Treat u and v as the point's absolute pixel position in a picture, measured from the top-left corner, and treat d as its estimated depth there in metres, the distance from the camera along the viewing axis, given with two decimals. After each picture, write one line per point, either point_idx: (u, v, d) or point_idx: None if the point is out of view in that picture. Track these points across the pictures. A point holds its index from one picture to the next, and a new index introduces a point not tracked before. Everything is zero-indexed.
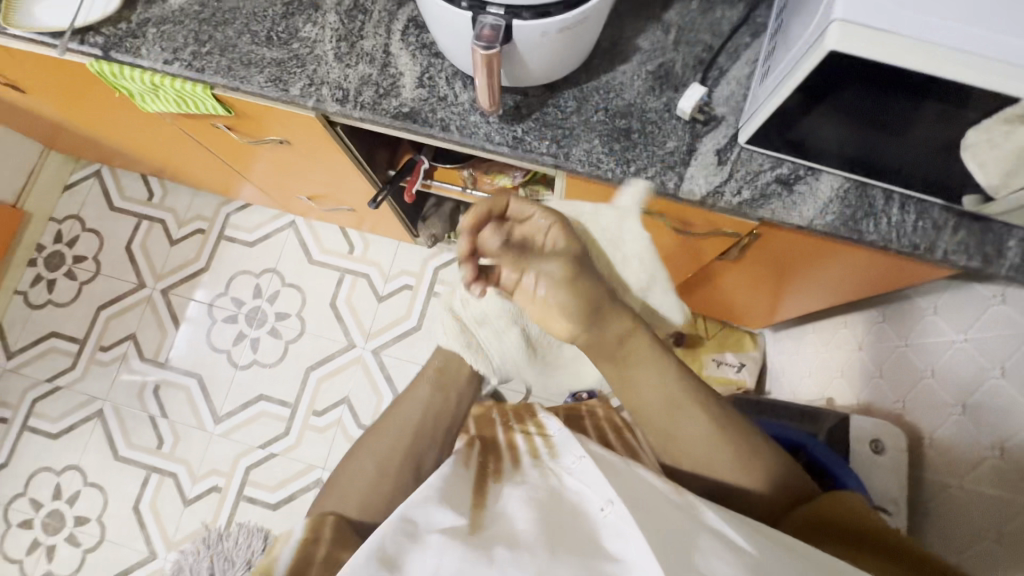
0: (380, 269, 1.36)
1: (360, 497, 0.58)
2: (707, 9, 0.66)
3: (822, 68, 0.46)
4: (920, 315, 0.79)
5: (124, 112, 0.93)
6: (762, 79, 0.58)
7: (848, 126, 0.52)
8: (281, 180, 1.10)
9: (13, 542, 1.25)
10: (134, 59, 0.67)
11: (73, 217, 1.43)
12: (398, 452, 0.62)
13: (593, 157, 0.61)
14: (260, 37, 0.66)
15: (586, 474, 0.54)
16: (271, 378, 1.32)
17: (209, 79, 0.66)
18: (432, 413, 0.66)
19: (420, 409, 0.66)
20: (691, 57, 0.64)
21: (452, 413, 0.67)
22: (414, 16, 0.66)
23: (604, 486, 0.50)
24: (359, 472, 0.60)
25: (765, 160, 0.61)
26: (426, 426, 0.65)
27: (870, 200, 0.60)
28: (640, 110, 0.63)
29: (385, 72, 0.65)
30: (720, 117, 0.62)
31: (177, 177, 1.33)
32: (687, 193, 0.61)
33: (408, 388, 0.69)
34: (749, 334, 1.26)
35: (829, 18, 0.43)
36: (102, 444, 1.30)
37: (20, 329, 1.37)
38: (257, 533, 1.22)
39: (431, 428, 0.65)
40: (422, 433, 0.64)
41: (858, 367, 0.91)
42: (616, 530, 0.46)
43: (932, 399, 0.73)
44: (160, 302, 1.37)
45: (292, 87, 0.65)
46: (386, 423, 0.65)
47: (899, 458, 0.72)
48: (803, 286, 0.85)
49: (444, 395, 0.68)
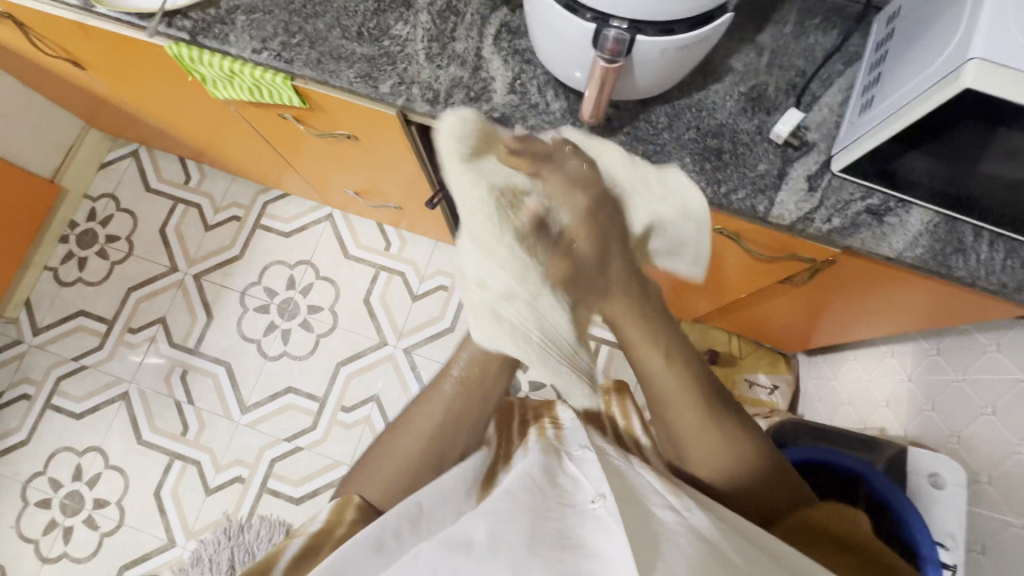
0: (416, 268, 1.36)
1: (382, 486, 0.61)
2: (800, 34, 0.66)
3: (947, 104, 0.47)
4: (981, 351, 0.78)
5: (181, 95, 0.92)
6: (861, 109, 0.59)
7: (951, 160, 0.53)
8: (328, 173, 1.08)
9: (29, 521, 1.23)
10: (221, 45, 0.67)
11: (108, 195, 1.42)
12: (421, 451, 0.62)
13: (685, 175, 0.62)
14: (351, 32, 0.67)
15: (587, 466, 0.58)
16: (301, 371, 1.31)
17: (297, 71, 0.66)
18: (449, 410, 0.63)
19: (443, 409, 0.63)
20: (784, 81, 0.64)
21: (469, 410, 0.64)
22: (508, 20, 0.66)
23: (601, 482, 0.53)
24: (385, 464, 0.62)
25: (855, 189, 0.62)
26: (443, 431, 0.62)
27: (960, 236, 0.60)
28: (732, 131, 0.63)
29: (476, 76, 0.65)
30: (811, 143, 0.62)
31: (217, 163, 1.32)
32: (776, 218, 0.61)
33: (435, 380, 0.65)
34: (784, 357, 1.26)
35: (963, 56, 0.44)
36: (126, 427, 1.28)
37: (49, 306, 1.36)
38: (279, 527, 1.20)
39: (452, 427, 0.63)
40: (441, 434, 0.62)
41: (906, 398, 0.91)
42: (603, 524, 0.47)
43: (992, 436, 0.73)
44: (192, 287, 1.36)
45: (382, 85, 0.65)
46: (409, 418, 0.64)
47: (959, 494, 0.72)
48: (852, 314, 0.85)
49: (470, 393, 0.64)
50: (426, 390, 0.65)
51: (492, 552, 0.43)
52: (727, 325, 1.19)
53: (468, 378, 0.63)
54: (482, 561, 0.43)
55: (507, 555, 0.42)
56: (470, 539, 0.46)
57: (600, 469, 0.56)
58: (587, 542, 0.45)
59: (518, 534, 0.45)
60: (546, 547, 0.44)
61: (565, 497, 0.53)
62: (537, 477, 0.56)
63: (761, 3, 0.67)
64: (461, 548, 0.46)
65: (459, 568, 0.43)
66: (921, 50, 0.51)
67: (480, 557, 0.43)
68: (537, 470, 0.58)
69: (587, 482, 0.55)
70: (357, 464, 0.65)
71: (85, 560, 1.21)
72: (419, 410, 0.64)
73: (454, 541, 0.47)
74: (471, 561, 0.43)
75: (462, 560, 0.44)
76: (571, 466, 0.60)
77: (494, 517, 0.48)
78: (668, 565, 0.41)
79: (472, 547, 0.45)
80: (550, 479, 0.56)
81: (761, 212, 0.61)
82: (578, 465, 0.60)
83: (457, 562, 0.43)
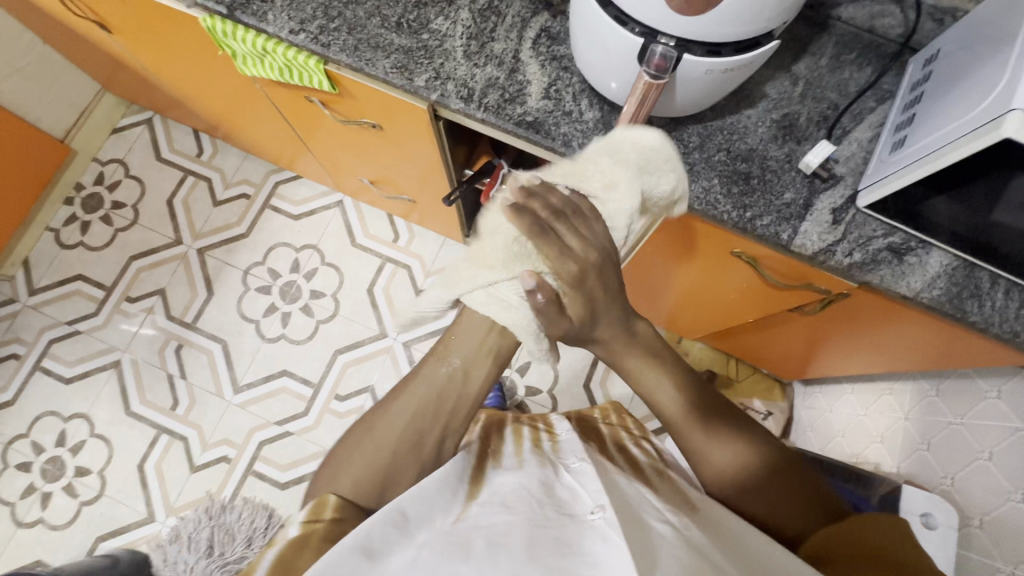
0: (423, 262, 1.35)
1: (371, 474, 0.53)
2: (836, 67, 0.67)
3: (985, 152, 0.47)
4: (979, 397, 0.77)
5: (203, 67, 0.90)
6: (892, 148, 0.59)
7: (974, 208, 0.53)
8: (344, 160, 1.07)
9: (8, 484, 1.21)
10: (258, 23, 0.67)
11: (118, 160, 1.40)
12: (390, 442, 0.55)
13: (711, 197, 0.63)
14: (390, 22, 0.67)
15: (585, 476, 0.55)
16: (296, 355, 1.30)
17: (333, 55, 0.66)
18: (439, 391, 0.57)
19: (427, 390, 0.57)
20: (816, 112, 0.65)
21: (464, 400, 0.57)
22: (548, 26, 0.67)
23: (599, 494, 0.50)
24: (351, 458, 0.54)
25: (877, 226, 0.62)
26: (427, 414, 0.56)
27: (976, 282, 0.60)
28: (761, 157, 0.64)
29: (512, 78, 0.65)
30: (839, 176, 0.63)
31: (232, 139, 1.31)
32: (798, 247, 0.62)
33: (424, 362, 0.60)
34: (780, 384, 1.28)
35: (1006, 105, 0.45)
36: (115, 396, 1.27)
37: (46, 267, 1.34)
38: (261, 511, 1.17)
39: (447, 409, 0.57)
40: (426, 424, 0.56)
41: (902, 435, 0.90)
42: (601, 534, 0.44)
43: (987, 481, 0.72)
44: (195, 261, 1.35)
45: (416, 78, 0.65)
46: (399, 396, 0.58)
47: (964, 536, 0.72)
48: (853, 348, 0.85)
49: (452, 381, 0.57)
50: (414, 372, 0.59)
51: (492, 556, 0.41)
52: (725, 347, 1.19)
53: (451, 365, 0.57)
54: (482, 567, 0.39)
55: (508, 561, 0.40)
56: (469, 545, 0.43)
57: (598, 480, 0.53)
58: (587, 551, 0.42)
59: (516, 543, 0.42)
60: (544, 555, 0.41)
61: (563, 507, 0.50)
62: (533, 489, 0.53)
63: (799, 33, 0.68)
64: (458, 558, 0.42)
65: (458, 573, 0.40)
66: (959, 97, 0.51)
67: (479, 564, 0.40)
68: (534, 484, 0.54)
69: (586, 493, 0.52)
70: (330, 456, 0.57)
71: (61, 528, 1.19)
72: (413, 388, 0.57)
73: (453, 547, 0.44)
74: (470, 567, 0.40)
75: (463, 566, 0.40)
76: (569, 478, 0.56)
77: (492, 529, 0.45)
78: (663, 570, 0.39)
79: (471, 553, 0.42)
80: (546, 489, 0.53)
81: (783, 239, 0.62)
82: (577, 476, 0.56)
83: (456, 566, 0.40)
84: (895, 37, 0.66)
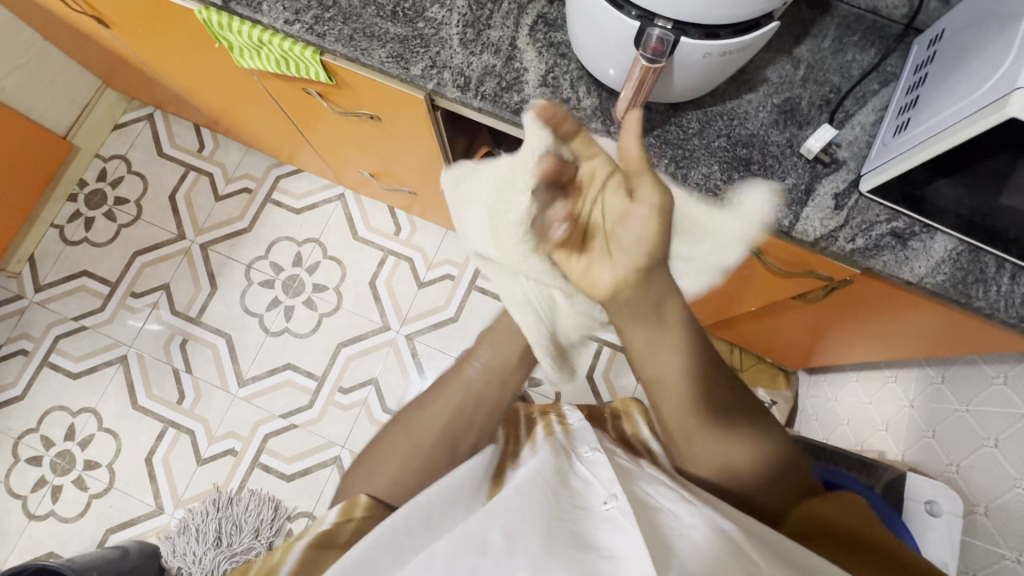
0: (425, 255, 1.35)
1: (396, 468, 0.59)
2: (838, 50, 0.65)
3: (992, 132, 0.46)
4: (986, 383, 0.76)
5: (203, 62, 0.91)
6: (895, 131, 0.58)
7: (980, 193, 0.52)
8: (345, 152, 1.06)
9: (19, 478, 1.23)
10: (252, 14, 0.67)
11: (119, 156, 1.41)
12: (426, 441, 0.61)
13: (712, 182, 0.62)
14: (386, 11, 0.66)
15: (599, 467, 0.54)
16: (300, 349, 1.30)
17: (328, 46, 0.65)
18: (464, 397, 0.65)
19: (458, 396, 0.64)
20: (818, 96, 0.64)
21: (486, 407, 0.65)
22: (545, 13, 0.66)
23: (613, 484, 0.49)
24: (388, 455, 0.60)
25: (881, 211, 0.61)
26: (452, 417, 0.63)
27: (982, 266, 0.60)
28: (762, 142, 0.63)
29: (509, 65, 0.65)
30: (841, 161, 0.62)
31: (232, 134, 1.31)
32: (800, 233, 0.61)
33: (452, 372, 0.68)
34: (785, 373, 1.28)
35: (1010, 85, 0.44)
36: (122, 390, 1.28)
37: (52, 264, 1.35)
38: (268, 503, 1.20)
39: (470, 413, 0.64)
40: (452, 426, 0.62)
41: (907, 423, 0.90)
42: (617, 525, 0.44)
43: (993, 469, 0.71)
44: (198, 256, 1.36)
45: (413, 67, 0.65)
46: (426, 401, 0.65)
47: (972, 522, 0.72)
48: (857, 336, 0.84)
49: (483, 387, 0.66)
50: (440, 382, 0.67)
51: (508, 550, 0.40)
52: (728, 337, 1.18)
53: (483, 372, 0.66)
54: (499, 563, 0.39)
55: (525, 554, 0.39)
56: (484, 538, 0.43)
57: (611, 471, 0.52)
58: (604, 545, 0.42)
59: (534, 535, 0.42)
60: (561, 548, 0.40)
61: (577, 499, 0.49)
62: (547, 479, 0.51)
63: (801, 15, 0.66)
64: (476, 549, 0.41)
65: (477, 568, 0.39)
66: (966, 76, 0.50)
67: (496, 558, 0.40)
68: (547, 467, 0.53)
69: (598, 484, 0.52)
70: (363, 457, 0.63)
71: (72, 521, 1.21)
72: (439, 394, 0.65)
73: (469, 539, 0.43)
74: (488, 562, 0.39)
75: (478, 559, 0.40)
76: (581, 466, 0.55)
77: (507, 514, 0.45)
78: (682, 564, 0.38)
79: (488, 548, 0.41)
80: (560, 480, 0.52)
81: (784, 225, 0.61)
82: (589, 468, 0.55)
83: (474, 561, 0.40)
84: (899, 18, 0.65)
